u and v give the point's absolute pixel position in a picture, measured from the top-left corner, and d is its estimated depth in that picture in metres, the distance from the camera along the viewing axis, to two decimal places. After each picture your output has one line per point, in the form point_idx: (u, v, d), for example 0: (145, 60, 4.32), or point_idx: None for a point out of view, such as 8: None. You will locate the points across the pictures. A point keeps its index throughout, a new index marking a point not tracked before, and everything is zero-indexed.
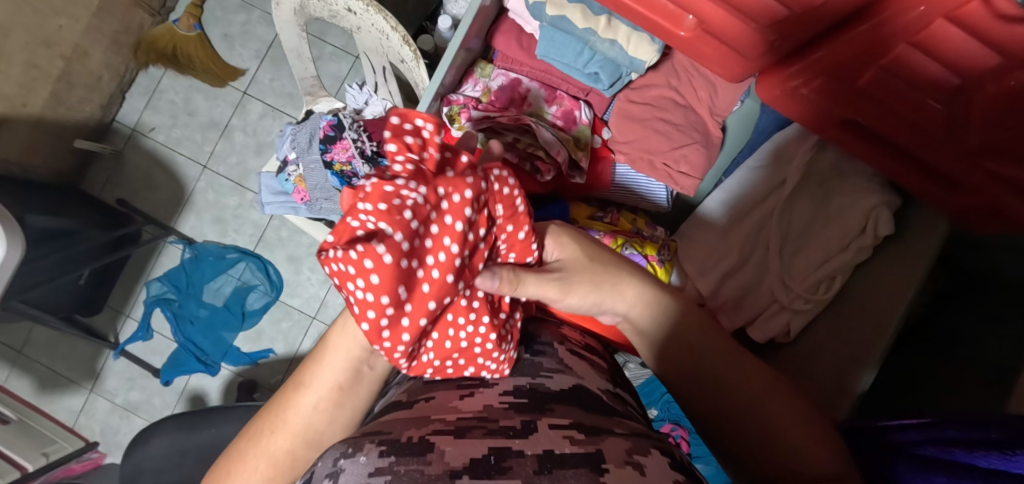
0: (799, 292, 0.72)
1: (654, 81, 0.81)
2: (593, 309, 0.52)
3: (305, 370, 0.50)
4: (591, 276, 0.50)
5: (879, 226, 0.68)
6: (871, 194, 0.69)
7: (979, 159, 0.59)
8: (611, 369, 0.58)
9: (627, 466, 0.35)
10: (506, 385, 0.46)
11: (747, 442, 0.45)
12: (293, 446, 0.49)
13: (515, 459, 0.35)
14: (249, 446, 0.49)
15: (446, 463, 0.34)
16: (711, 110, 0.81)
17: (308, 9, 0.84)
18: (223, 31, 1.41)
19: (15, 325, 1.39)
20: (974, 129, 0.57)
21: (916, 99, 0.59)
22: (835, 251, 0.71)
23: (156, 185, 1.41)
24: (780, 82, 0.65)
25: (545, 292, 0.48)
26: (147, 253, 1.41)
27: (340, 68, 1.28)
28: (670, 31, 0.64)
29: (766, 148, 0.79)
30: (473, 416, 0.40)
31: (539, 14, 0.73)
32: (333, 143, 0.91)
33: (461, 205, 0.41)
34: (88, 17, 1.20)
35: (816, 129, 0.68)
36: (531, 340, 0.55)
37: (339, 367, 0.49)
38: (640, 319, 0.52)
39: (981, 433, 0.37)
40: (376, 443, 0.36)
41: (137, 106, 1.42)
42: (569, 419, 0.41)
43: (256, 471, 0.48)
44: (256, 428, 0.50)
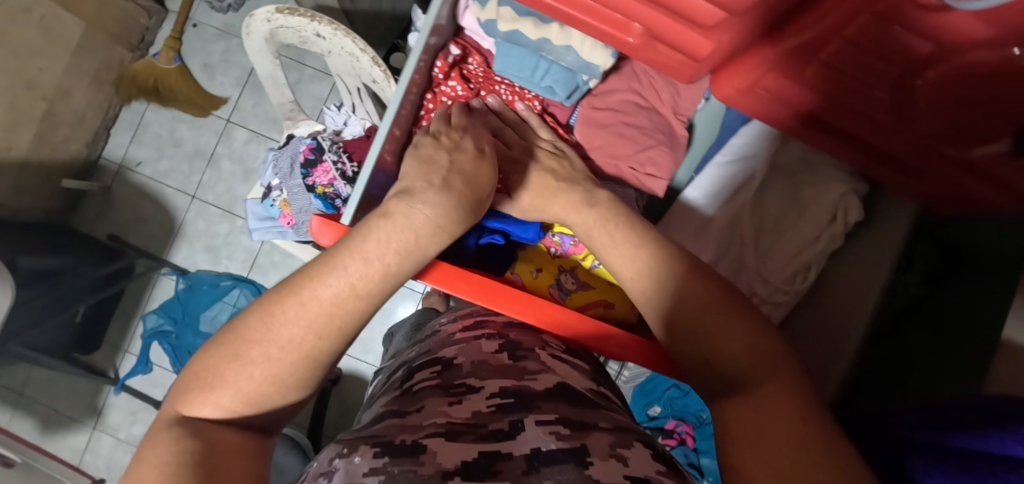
0: (778, 284, 0.66)
1: (616, 85, 0.73)
2: (541, 209, 0.60)
3: (314, 263, 0.44)
4: (530, 178, 0.61)
5: (850, 214, 0.64)
6: (840, 182, 0.65)
7: (934, 145, 0.57)
8: (591, 369, 0.57)
9: (611, 459, 0.36)
10: (493, 388, 0.45)
11: (727, 374, 0.41)
12: (306, 358, 0.41)
13: (504, 461, 0.36)
14: (215, 358, 0.40)
15: (439, 464, 0.35)
16: (674, 110, 0.73)
17: (279, 37, 0.84)
18: (203, 61, 1.42)
19: (14, 367, 1.39)
20: (921, 119, 0.55)
21: (863, 92, 0.57)
22: (809, 242, 0.66)
23: (146, 218, 1.41)
24: (735, 82, 0.65)
25: (531, 190, 0.61)
26: (142, 285, 1.42)
27: (320, 90, 1.29)
28: (617, 39, 0.62)
29: (736, 144, 0.72)
30: (464, 422, 0.40)
31: (492, 30, 0.68)
32: (314, 167, 0.92)
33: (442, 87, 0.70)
34: (67, 57, 1.21)
35: (773, 122, 0.68)
36: (514, 347, 0.54)
37: (363, 262, 0.44)
38: (573, 219, 0.56)
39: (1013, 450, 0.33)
40: (371, 445, 0.37)
41: (122, 141, 1.43)
42: (555, 414, 0.41)
43: (214, 397, 0.39)
44: (220, 340, 0.41)
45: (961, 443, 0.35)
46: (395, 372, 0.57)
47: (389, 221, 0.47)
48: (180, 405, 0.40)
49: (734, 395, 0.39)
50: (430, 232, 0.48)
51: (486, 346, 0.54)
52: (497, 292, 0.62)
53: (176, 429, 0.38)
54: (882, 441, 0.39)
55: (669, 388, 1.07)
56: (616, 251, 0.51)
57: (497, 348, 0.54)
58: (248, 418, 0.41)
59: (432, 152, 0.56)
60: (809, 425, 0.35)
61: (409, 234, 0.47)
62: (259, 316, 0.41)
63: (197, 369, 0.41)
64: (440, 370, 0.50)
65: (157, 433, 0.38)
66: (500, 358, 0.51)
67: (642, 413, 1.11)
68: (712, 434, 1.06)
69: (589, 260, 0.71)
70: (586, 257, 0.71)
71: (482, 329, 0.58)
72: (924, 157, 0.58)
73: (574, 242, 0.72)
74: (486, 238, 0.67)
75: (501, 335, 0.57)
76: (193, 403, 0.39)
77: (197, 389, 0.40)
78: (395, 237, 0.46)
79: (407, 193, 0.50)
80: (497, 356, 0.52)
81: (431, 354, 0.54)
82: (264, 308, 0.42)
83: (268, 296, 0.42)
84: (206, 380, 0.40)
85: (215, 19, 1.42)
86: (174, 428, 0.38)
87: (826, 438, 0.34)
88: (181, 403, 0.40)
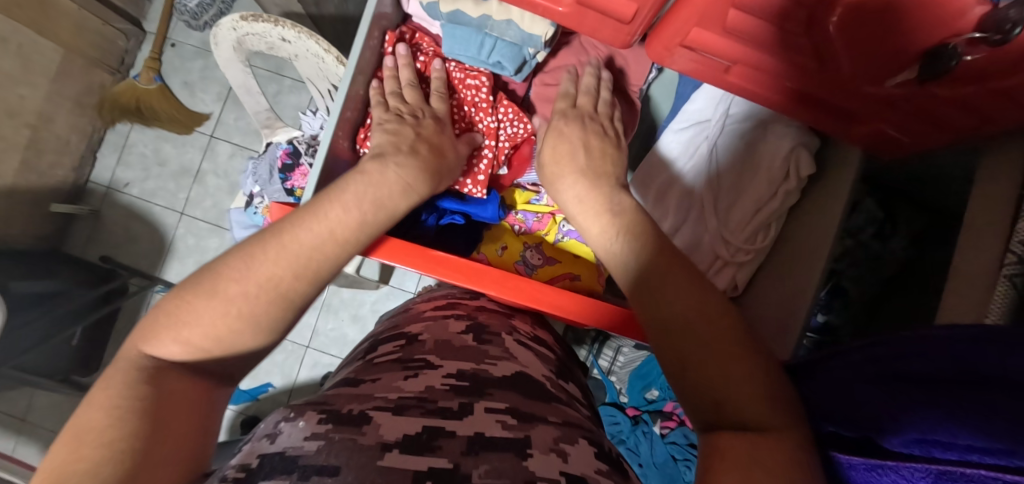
0: (739, 245, 0.67)
1: (565, 61, 0.75)
2: (559, 196, 0.57)
3: (295, 213, 0.45)
4: (556, 163, 0.59)
5: (802, 168, 0.66)
6: (788, 136, 0.67)
7: (860, 86, 0.57)
8: (556, 360, 0.60)
9: (551, 454, 0.37)
10: (450, 368, 0.47)
11: (715, 401, 0.38)
12: (280, 297, 0.42)
13: (445, 438, 0.37)
14: (192, 295, 0.40)
15: (380, 435, 0.36)
16: (625, 81, 0.74)
17: (246, 44, 0.86)
18: (183, 79, 1.44)
19: (15, 394, 1.40)
20: (844, 64, 0.56)
21: (790, 41, 0.56)
22: (766, 199, 0.67)
23: (137, 238, 1.43)
24: (665, 40, 0.62)
25: (553, 172, 0.59)
26: (137, 304, 1.43)
27: (299, 100, 1.30)
28: (549, 8, 0.60)
29: (689, 111, 0.75)
30: (414, 395, 0.42)
31: (435, 13, 0.65)
32: (292, 171, 0.94)
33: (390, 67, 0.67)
34: (47, 84, 1.23)
35: (706, 76, 0.66)
36: (481, 329, 0.57)
37: (342, 211, 0.46)
38: (589, 217, 0.53)
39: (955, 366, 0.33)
40: (318, 411, 0.39)
41: (109, 164, 1.44)
42: (506, 403, 0.43)
43: (185, 333, 0.39)
44: (194, 281, 0.41)
45: (916, 368, 0.35)
46: (361, 345, 0.60)
47: (365, 178, 0.50)
48: (145, 344, 0.39)
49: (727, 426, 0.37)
50: (400, 189, 0.52)
51: (453, 326, 0.56)
52: (483, 275, 0.63)
53: (140, 369, 0.37)
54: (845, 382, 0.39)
55: None
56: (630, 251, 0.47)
57: (463, 329, 0.56)
58: (215, 360, 0.41)
59: (398, 127, 0.59)
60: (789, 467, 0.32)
61: (383, 191, 0.50)
62: (239, 255, 0.42)
63: (164, 307, 0.40)
64: (404, 344, 0.52)
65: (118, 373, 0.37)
66: (464, 340, 0.53)
67: (641, 397, 1.12)
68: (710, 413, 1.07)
69: (552, 235, 0.73)
70: (549, 232, 0.73)
71: (453, 310, 0.61)
72: (868, 107, 0.59)
73: (537, 219, 0.74)
74: (446, 218, 0.69)
75: (470, 316, 0.60)
76: (159, 341, 0.39)
77: (166, 325, 0.39)
78: (368, 193, 0.49)
79: (380, 156, 0.54)
80: (461, 336, 0.54)
81: (398, 329, 0.57)
82: (243, 248, 0.42)
83: (247, 243, 0.43)
84: (177, 316, 0.39)
85: (193, 37, 1.44)
86: (134, 370, 0.37)
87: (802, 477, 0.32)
88: (151, 338, 0.39)
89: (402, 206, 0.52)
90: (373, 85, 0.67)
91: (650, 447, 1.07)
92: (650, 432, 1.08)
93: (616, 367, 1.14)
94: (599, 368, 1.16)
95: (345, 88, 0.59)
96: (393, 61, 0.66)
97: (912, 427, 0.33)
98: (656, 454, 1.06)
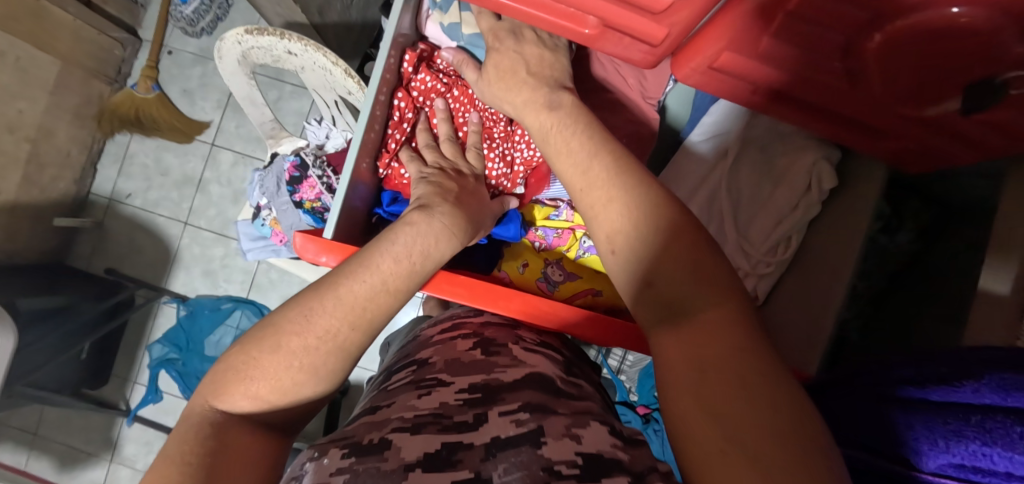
0: (761, 256, 0.68)
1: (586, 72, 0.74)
2: (500, 92, 0.58)
3: (346, 264, 0.45)
4: (502, 57, 0.58)
5: (824, 181, 0.67)
6: (808, 150, 0.68)
7: (892, 107, 0.57)
8: (564, 360, 0.59)
9: (565, 438, 0.38)
10: (462, 384, 0.47)
11: (665, 304, 0.41)
12: (339, 350, 0.42)
13: (465, 451, 0.37)
14: (253, 348, 0.40)
15: (401, 459, 0.36)
16: (643, 94, 0.72)
17: (251, 58, 0.86)
18: (182, 87, 1.42)
19: (25, 408, 1.40)
20: (874, 81, 0.55)
21: (815, 62, 0.56)
22: (787, 212, 0.68)
23: (141, 249, 1.42)
24: (692, 62, 0.62)
25: (495, 70, 0.58)
26: (143, 317, 1.42)
27: (301, 106, 1.29)
28: (573, 31, 0.59)
29: (707, 123, 0.74)
30: (428, 413, 0.42)
31: (456, 34, 0.66)
32: (300, 184, 0.92)
33: (418, 94, 0.66)
34: (46, 97, 1.22)
35: (746, 102, 0.65)
36: (488, 344, 0.56)
37: (394, 262, 0.45)
38: (534, 113, 0.54)
39: (989, 398, 0.32)
40: (340, 446, 0.38)
41: (110, 175, 1.43)
42: (519, 401, 0.43)
43: (252, 387, 0.40)
44: (258, 332, 0.41)
45: (940, 398, 0.35)
46: (378, 377, 0.59)
47: (413, 228, 0.49)
48: (214, 397, 0.39)
49: (670, 326, 0.41)
50: (447, 238, 0.51)
51: (461, 345, 0.56)
52: (508, 296, 0.63)
53: (207, 424, 0.38)
54: (866, 403, 0.39)
55: None
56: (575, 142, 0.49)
57: (471, 346, 0.56)
58: (276, 411, 0.41)
59: (440, 179, 0.58)
60: (752, 382, 0.36)
61: (430, 240, 0.49)
62: (297, 308, 0.41)
63: (232, 364, 0.40)
64: (416, 369, 0.52)
65: (192, 430, 0.38)
66: (473, 355, 0.53)
67: (651, 395, 1.11)
68: None
69: (574, 251, 0.71)
70: (570, 248, 0.71)
71: (460, 331, 0.61)
72: (894, 125, 0.59)
73: (556, 234, 0.72)
74: None
75: (476, 334, 0.59)
76: (230, 396, 0.40)
77: (236, 380, 0.40)
78: (419, 242, 0.48)
79: (425, 207, 0.52)
80: (471, 353, 0.54)
81: (409, 357, 0.57)
82: (300, 303, 0.42)
83: (304, 294, 0.43)
84: (243, 370, 0.40)
85: (189, 44, 1.42)
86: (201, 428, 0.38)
87: (764, 395, 0.35)
88: (221, 389, 0.40)
89: (447, 253, 0.51)
90: (394, 109, 0.64)
91: (661, 445, 1.05)
92: (661, 430, 1.06)
93: (625, 366, 1.15)
94: (609, 369, 1.16)
95: (365, 115, 0.58)
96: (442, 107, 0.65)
97: (941, 451, 0.33)
98: (667, 451, 1.06)
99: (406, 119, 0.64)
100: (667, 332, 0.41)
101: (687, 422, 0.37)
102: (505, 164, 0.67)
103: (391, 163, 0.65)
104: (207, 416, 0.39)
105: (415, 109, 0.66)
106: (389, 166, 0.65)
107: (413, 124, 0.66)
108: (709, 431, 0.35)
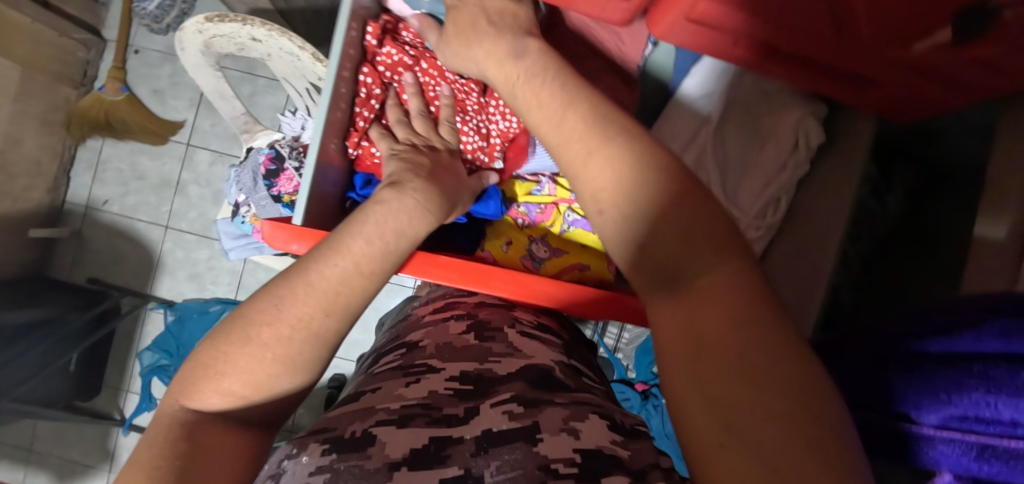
0: (751, 221, 0.67)
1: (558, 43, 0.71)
2: (464, 54, 0.54)
3: (317, 249, 0.43)
4: (465, 15, 0.54)
5: (811, 137, 0.66)
6: (795, 107, 0.67)
7: (882, 52, 0.55)
8: (563, 345, 0.57)
9: (562, 434, 0.36)
10: (453, 370, 0.45)
11: (656, 266, 0.39)
12: (313, 337, 0.40)
13: (453, 446, 0.35)
14: (223, 341, 0.39)
15: (386, 456, 0.34)
16: (623, 60, 0.70)
17: (214, 47, 0.82)
18: (151, 86, 1.38)
19: (18, 424, 1.38)
20: (863, 27, 0.53)
21: (801, 10, 0.53)
22: (775, 172, 0.68)
23: (123, 256, 1.39)
24: (670, 14, 0.60)
25: (455, 31, 0.55)
26: (131, 325, 1.40)
27: (276, 99, 1.26)
28: None
29: (688, 86, 0.71)
30: (417, 402, 0.40)
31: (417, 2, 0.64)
32: (277, 177, 0.90)
33: (384, 68, 0.63)
34: (10, 104, 1.18)
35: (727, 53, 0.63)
36: (482, 328, 0.54)
37: (365, 242, 0.44)
38: (502, 69, 0.50)
39: (991, 346, 0.30)
40: (320, 441, 0.36)
41: (84, 183, 1.39)
42: (511, 393, 0.41)
43: (224, 381, 0.38)
44: (229, 324, 0.40)
45: (941, 350, 0.33)
46: (367, 360, 0.58)
47: (384, 206, 0.47)
48: (186, 395, 0.38)
49: (664, 291, 0.39)
50: (420, 214, 0.49)
51: (454, 327, 0.54)
52: (491, 275, 0.61)
53: (177, 425, 0.36)
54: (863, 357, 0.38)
55: None
56: (545, 93, 0.45)
57: (464, 329, 0.54)
58: (252, 408, 0.39)
59: (410, 155, 0.56)
60: (747, 344, 0.34)
61: (403, 218, 0.47)
62: (267, 297, 0.40)
63: (202, 360, 0.38)
64: (405, 352, 0.51)
65: (160, 432, 0.36)
66: (466, 340, 0.51)
67: (648, 372, 1.10)
68: None
69: (558, 226, 0.71)
70: (554, 223, 0.71)
71: (452, 310, 0.59)
72: (880, 72, 0.57)
73: (540, 210, 0.71)
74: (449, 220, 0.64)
75: (469, 315, 0.57)
76: (202, 394, 0.38)
77: (206, 377, 0.38)
78: (389, 220, 0.46)
79: (397, 184, 0.51)
80: (464, 337, 0.52)
81: (398, 339, 0.56)
82: (270, 291, 0.40)
83: (274, 283, 0.41)
84: (214, 367, 0.38)
85: (156, 42, 1.38)
86: (172, 427, 0.36)
87: (759, 357, 0.33)
88: (192, 386, 0.38)
89: (422, 230, 0.49)
90: (361, 85, 0.62)
91: (662, 420, 1.07)
92: (661, 406, 1.08)
93: (622, 344, 1.13)
94: (606, 347, 1.13)
95: (329, 91, 0.56)
96: (410, 81, 0.63)
97: (943, 404, 0.31)
98: (667, 426, 1.07)
99: (374, 96, 0.62)
100: (661, 298, 0.39)
101: (681, 393, 0.35)
102: (479, 137, 0.65)
103: (361, 144, 0.62)
104: (177, 416, 0.37)
105: (382, 84, 0.63)
106: (359, 146, 0.63)
107: (383, 101, 0.63)
108: (700, 404, 0.34)
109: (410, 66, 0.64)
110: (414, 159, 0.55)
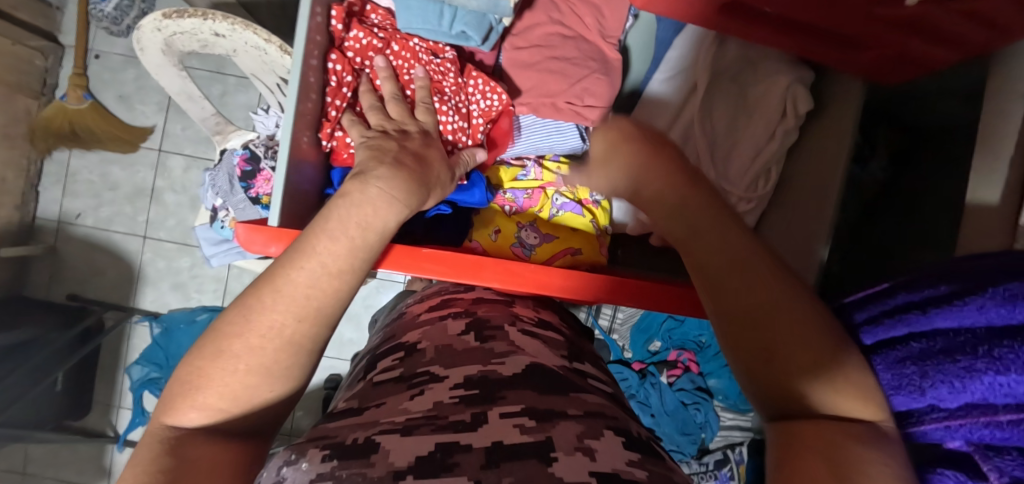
0: (742, 193, 0.68)
1: (536, 20, 0.68)
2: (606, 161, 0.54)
3: (283, 254, 0.41)
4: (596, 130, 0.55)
5: (800, 105, 0.65)
6: (782, 74, 0.66)
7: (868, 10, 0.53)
8: (567, 343, 0.56)
9: (576, 453, 0.33)
10: (457, 377, 0.43)
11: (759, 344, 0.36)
12: (289, 345, 0.38)
13: (460, 454, 0.33)
14: (196, 357, 0.37)
15: (389, 464, 0.32)
16: (602, 34, 0.69)
17: (176, 45, 0.79)
18: (116, 92, 1.33)
19: (8, 449, 1.34)
20: None
21: None
22: (765, 141, 0.68)
23: (102, 270, 1.35)
24: None
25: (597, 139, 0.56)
26: (116, 340, 1.36)
27: (248, 98, 1.22)
28: None
29: (671, 57, 0.69)
30: (422, 415, 0.38)
31: None
32: (253, 178, 0.90)
33: (353, 53, 0.61)
34: None
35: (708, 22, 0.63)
36: (482, 326, 0.53)
37: (330, 241, 0.41)
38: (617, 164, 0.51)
39: (994, 315, 0.30)
40: (321, 447, 0.35)
41: (54, 197, 1.35)
42: (522, 405, 0.39)
43: (199, 396, 0.36)
44: (202, 341, 0.38)
45: (947, 323, 0.32)
46: (360, 362, 0.57)
47: (346, 199, 0.45)
48: (166, 414, 0.36)
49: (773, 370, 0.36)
50: (386, 205, 0.46)
51: (453, 327, 0.53)
52: (481, 266, 0.60)
53: (159, 444, 0.35)
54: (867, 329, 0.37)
55: (664, 320, 1.07)
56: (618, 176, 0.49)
57: (463, 328, 0.52)
58: (237, 422, 0.37)
59: (380, 141, 0.54)
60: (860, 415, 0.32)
61: (367, 210, 0.45)
62: (238, 309, 0.38)
63: (178, 376, 0.37)
64: (404, 356, 0.49)
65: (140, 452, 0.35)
66: (466, 342, 0.50)
67: (644, 350, 1.09)
68: (716, 354, 1.06)
69: (546, 211, 0.71)
70: (543, 208, 0.71)
71: (449, 308, 0.58)
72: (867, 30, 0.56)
73: (526, 196, 0.71)
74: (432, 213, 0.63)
75: (469, 312, 0.56)
76: (178, 410, 0.36)
77: (184, 394, 0.36)
78: (352, 218, 0.44)
79: (361, 174, 0.48)
80: (463, 339, 0.50)
81: (395, 341, 0.54)
82: (239, 302, 0.39)
83: (244, 292, 0.39)
84: (190, 383, 0.37)
85: (117, 45, 1.33)
86: (155, 444, 0.35)
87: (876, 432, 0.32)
88: (170, 404, 0.37)
89: (391, 222, 0.47)
90: (330, 73, 0.59)
91: (661, 397, 1.05)
92: (659, 384, 1.06)
93: (617, 324, 1.08)
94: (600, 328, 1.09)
95: (296, 81, 0.53)
96: (382, 63, 0.60)
97: (958, 392, 0.30)
98: (667, 403, 1.05)
99: (345, 83, 0.60)
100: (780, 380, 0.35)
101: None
102: (458, 118, 0.63)
103: (334, 133, 0.60)
104: (157, 434, 0.36)
105: (354, 71, 0.61)
106: (333, 136, 0.60)
107: (355, 88, 0.61)
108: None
109: (381, 48, 0.62)
110: (389, 147, 0.53)
